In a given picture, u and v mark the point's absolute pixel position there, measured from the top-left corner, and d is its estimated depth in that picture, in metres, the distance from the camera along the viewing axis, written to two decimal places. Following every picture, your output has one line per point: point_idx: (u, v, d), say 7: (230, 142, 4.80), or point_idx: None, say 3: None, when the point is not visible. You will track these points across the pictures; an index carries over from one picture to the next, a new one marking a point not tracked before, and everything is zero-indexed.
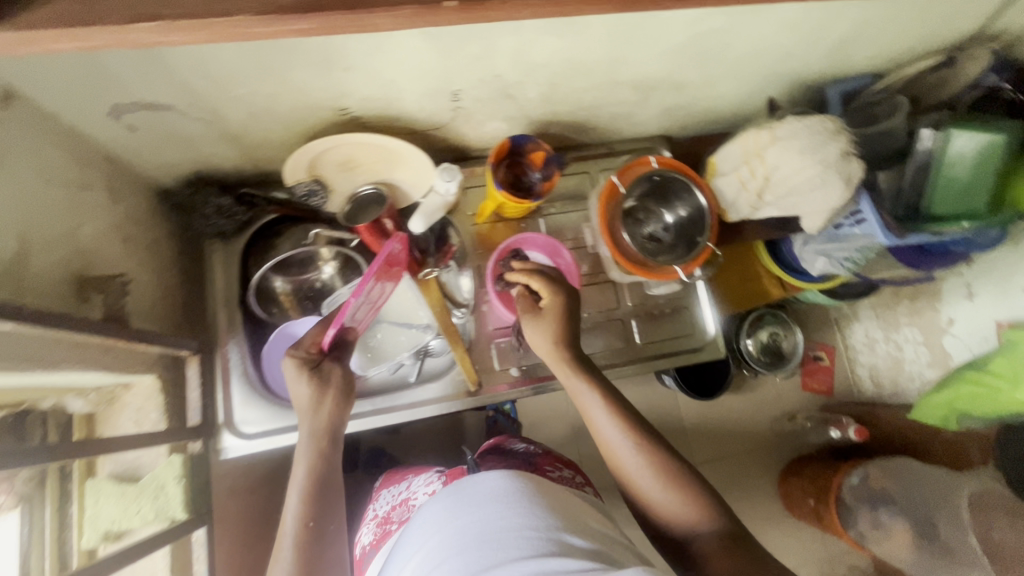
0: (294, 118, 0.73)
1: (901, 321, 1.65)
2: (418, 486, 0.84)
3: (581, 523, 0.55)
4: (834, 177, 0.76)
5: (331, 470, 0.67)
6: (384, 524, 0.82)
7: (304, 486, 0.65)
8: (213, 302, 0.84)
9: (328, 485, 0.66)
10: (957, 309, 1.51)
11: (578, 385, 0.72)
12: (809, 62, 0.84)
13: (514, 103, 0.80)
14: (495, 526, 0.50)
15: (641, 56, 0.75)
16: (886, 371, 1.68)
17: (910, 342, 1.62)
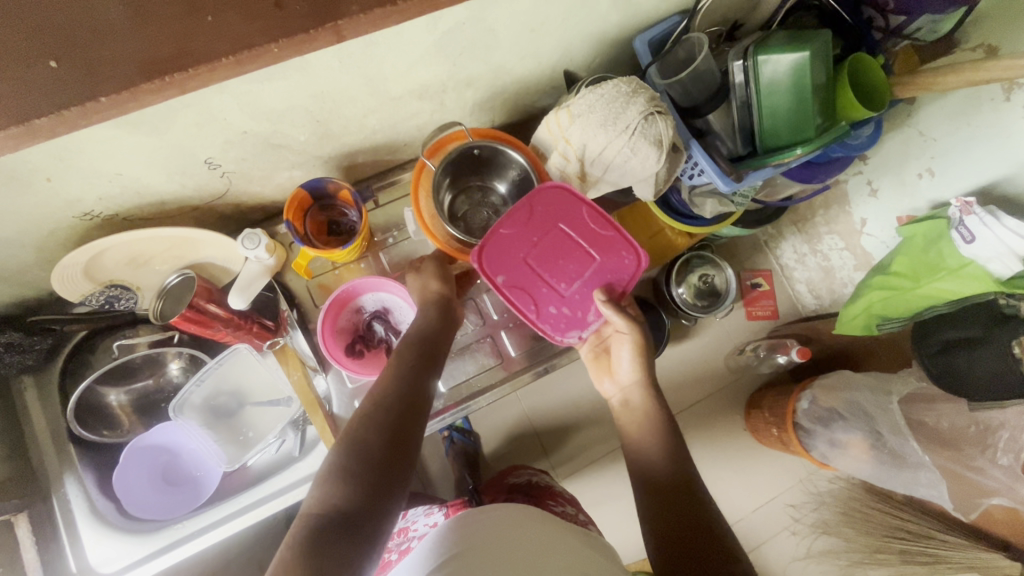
0: (34, 233, 0.65)
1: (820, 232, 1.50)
2: (419, 518, 0.91)
3: (571, 550, 0.61)
4: (643, 144, 0.71)
5: (436, 340, 0.72)
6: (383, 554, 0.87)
7: (418, 344, 0.70)
8: (39, 441, 0.77)
9: (430, 364, 0.69)
10: (866, 208, 1.37)
11: (638, 389, 0.77)
12: (600, 21, 0.77)
13: (288, 149, 0.72)
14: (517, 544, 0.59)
15: (402, 69, 0.67)
16: (821, 282, 1.54)
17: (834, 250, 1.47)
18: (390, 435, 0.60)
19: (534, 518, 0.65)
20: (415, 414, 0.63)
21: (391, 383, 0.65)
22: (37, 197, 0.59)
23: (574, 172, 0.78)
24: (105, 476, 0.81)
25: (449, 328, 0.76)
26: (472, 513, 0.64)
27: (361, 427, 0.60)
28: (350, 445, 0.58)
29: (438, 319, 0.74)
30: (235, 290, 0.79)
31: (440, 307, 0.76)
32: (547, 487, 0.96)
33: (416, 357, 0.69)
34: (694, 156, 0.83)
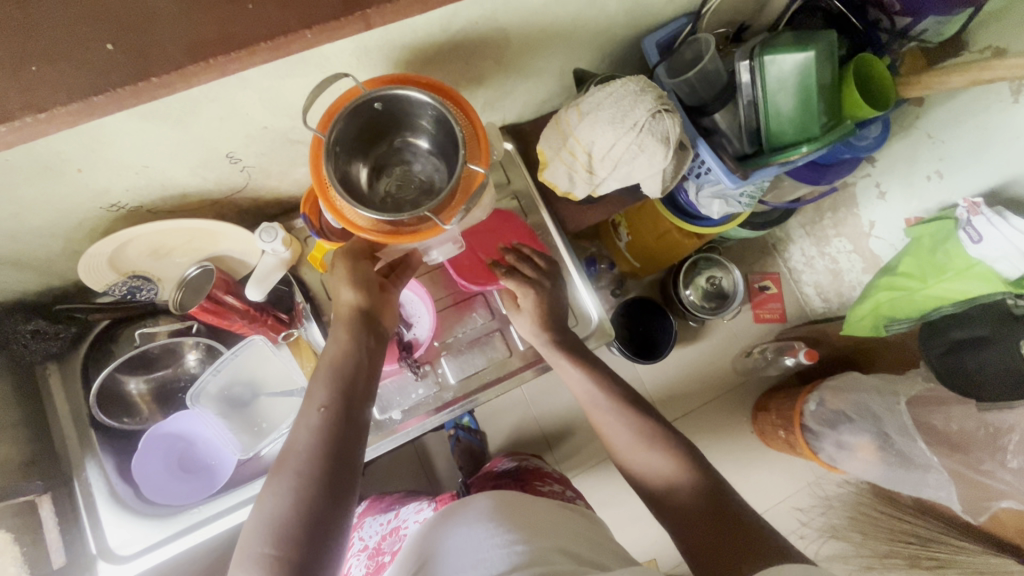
0: (63, 224, 0.68)
1: (828, 234, 1.51)
2: (408, 514, 0.92)
3: (571, 533, 0.63)
4: (650, 140, 0.73)
5: (356, 373, 0.63)
6: (377, 556, 0.87)
7: (334, 384, 0.62)
8: (61, 427, 0.80)
9: (353, 406, 0.62)
10: (874, 211, 1.38)
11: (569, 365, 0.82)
12: (609, 22, 0.79)
13: (306, 145, 0.75)
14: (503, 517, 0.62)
15: (416, 67, 0.69)
16: (830, 285, 1.55)
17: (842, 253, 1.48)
18: (310, 508, 0.55)
19: (530, 501, 0.67)
20: (340, 474, 0.57)
21: (307, 442, 0.58)
22: (67, 188, 0.62)
23: (582, 168, 0.78)
24: (124, 461, 0.83)
25: (375, 353, 0.67)
26: (460, 504, 0.67)
27: (276, 503, 0.55)
28: (268, 526, 0.54)
29: (359, 346, 0.65)
30: (252, 282, 0.82)
31: (359, 327, 0.66)
32: (533, 469, 0.97)
33: (330, 403, 0.60)
34: (702, 155, 0.84)
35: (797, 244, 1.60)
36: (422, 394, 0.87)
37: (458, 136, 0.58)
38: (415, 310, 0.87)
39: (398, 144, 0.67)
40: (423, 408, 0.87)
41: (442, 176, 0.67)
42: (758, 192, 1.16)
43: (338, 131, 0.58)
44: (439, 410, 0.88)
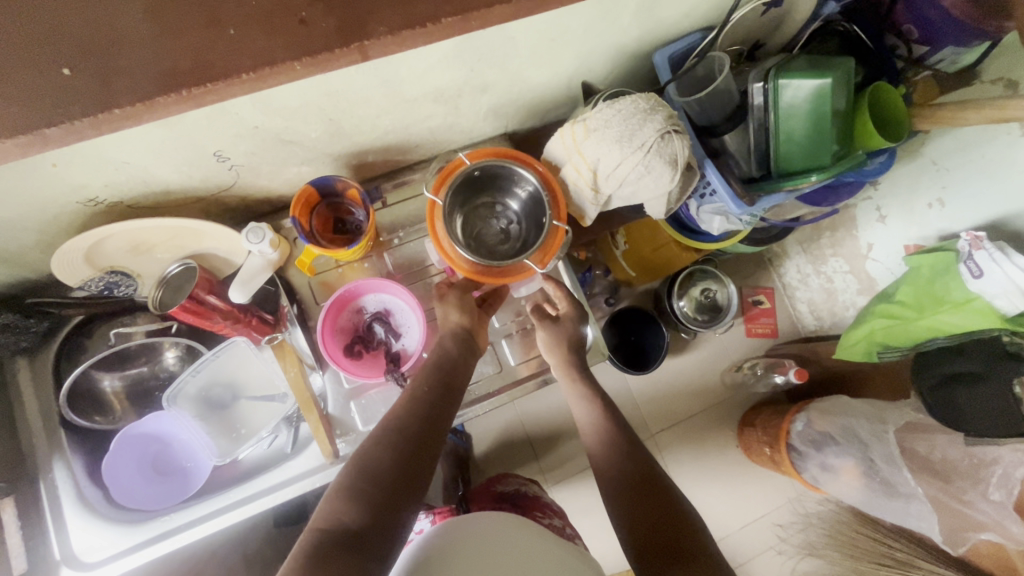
0: (37, 218, 0.64)
1: (825, 253, 1.50)
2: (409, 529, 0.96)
3: (560, 559, 0.62)
4: (658, 162, 0.70)
5: (456, 367, 0.73)
6: None
7: (436, 370, 0.71)
8: (29, 425, 0.76)
9: (449, 395, 0.70)
10: (874, 233, 1.37)
11: (585, 390, 0.78)
12: (621, 34, 0.76)
13: (298, 145, 0.71)
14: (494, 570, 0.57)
15: (417, 74, 0.66)
16: (824, 305, 1.55)
17: (838, 273, 1.47)
18: (396, 462, 0.60)
19: (527, 527, 0.65)
20: (426, 445, 0.63)
21: (408, 409, 0.66)
22: (40, 181, 0.58)
23: (587, 185, 0.76)
24: (94, 462, 0.80)
25: (467, 361, 0.75)
26: (459, 519, 0.64)
27: (371, 450, 0.60)
28: (359, 466, 0.59)
29: (458, 343, 0.76)
30: (236, 283, 0.79)
31: (462, 332, 0.77)
32: (535, 499, 0.97)
33: (430, 387, 0.69)
34: (709, 177, 0.82)
35: (793, 261, 1.59)
36: None
37: (546, 200, 0.74)
38: (405, 322, 0.84)
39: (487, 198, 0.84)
40: None
41: (522, 225, 0.83)
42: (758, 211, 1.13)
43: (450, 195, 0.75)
44: None
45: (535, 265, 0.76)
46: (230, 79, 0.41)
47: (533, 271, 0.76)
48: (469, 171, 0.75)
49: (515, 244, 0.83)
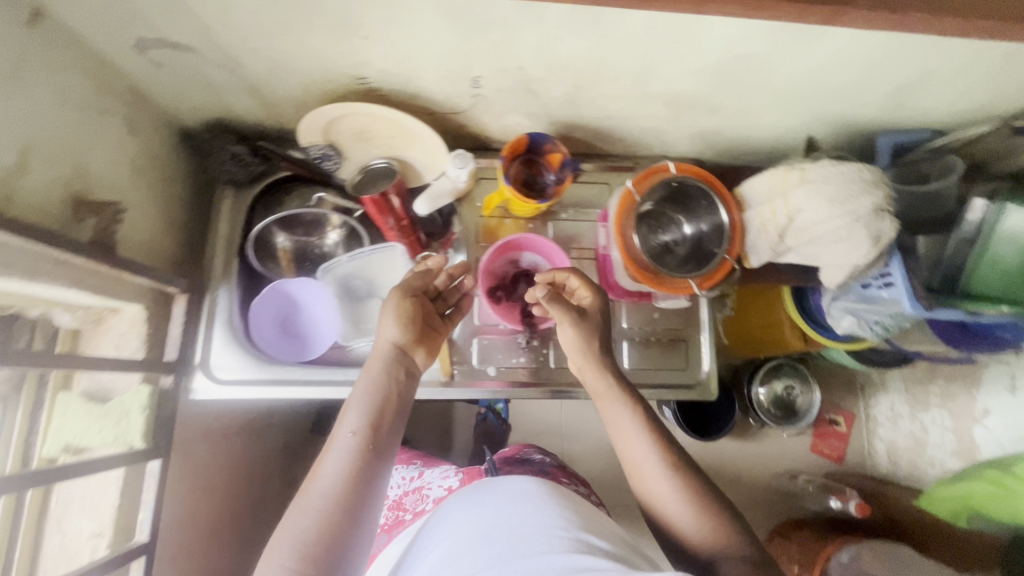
0: (314, 79, 0.73)
1: (929, 401, 1.42)
2: (432, 477, 0.98)
3: (605, 531, 0.63)
4: (860, 232, 0.71)
5: (392, 403, 0.66)
6: (397, 509, 0.95)
7: (364, 412, 0.64)
8: (215, 247, 0.86)
9: (381, 438, 0.64)
10: (995, 399, 1.25)
11: (637, 425, 0.69)
12: (860, 105, 0.78)
13: (536, 98, 0.77)
14: (532, 522, 0.61)
15: (673, 73, 0.71)
16: (907, 451, 1.47)
17: (937, 425, 1.39)
18: (338, 524, 0.57)
19: (577, 501, 0.69)
20: (365, 503, 0.59)
21: (339, 460, 0.60)
22: (342, 49, 0.66)
23: (774, 230, 0.77)
24: (248, 299, 0.90)
25: (407, 388, 0.69)
26: (499, 483, 0.72)
27: (303, 520, 0.56)
28: (297, 543, 0.55)
29: (383, 372, 0.68)
30: (424, 196, 0.87)
31: (392, 360, 0.70)
32: (558, 468, 0.98)
33: (361, 429, 0.63)
34: (891, 270, 0.79)
35: (888, 396, 1.53)
36: (520, 362, 0.89)
37: (730, 233, 0.77)
38: None
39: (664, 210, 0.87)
40: (501, 376, 0.88)
41: (685, 247, 0.86)
42: (893, 326, 1.10)
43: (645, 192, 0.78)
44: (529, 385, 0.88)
45: (694, 286, 0.79)
46: None
47: (690, 291, 0.79)
48: (669, 179, 0.79)
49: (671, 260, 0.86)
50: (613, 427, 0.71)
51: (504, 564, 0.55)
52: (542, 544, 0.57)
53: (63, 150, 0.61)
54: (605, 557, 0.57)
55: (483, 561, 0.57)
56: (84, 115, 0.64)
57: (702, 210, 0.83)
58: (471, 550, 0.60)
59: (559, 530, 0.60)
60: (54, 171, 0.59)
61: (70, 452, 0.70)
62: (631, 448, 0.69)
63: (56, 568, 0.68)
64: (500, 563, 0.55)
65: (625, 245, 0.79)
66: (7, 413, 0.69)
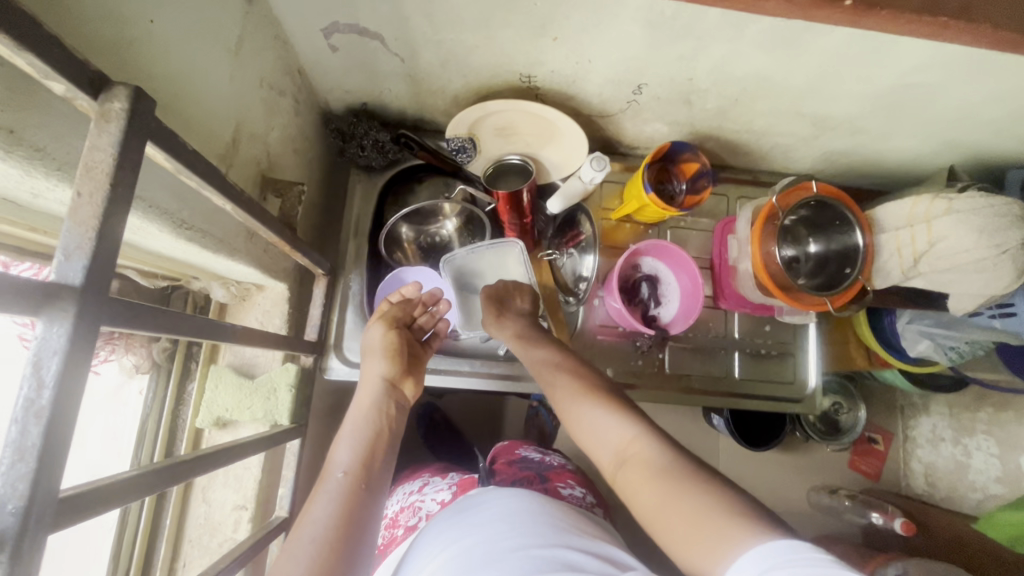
0: (479, 74, 0.74)
1: (976, 427, 1.43)
2: (430, 492, 0.82)
3: (593, 547, 0.57)
4: (1006, 265, 0.72)
5: (379, 439, 0.67)
6: (392, 527, 0.79)
7: (354, 448, 0.65)
8: (345, 230, 0.87)
9: (371, 476, 0.63)
10: None
11: (570, 398, 0.70)
12: (1002, 140, 0.80)
13: (688, 109, 0.79)
14: (501, 544, 0.54)
15: (835, 95, 0.73)
16: (946, 473, 1.49)
17: (981, 451, 1.41)
18: (336, 554, 0.54)
19: (564, 515, 0.63)
20: (365, 529, 0.58)
21: (328, 500, 0.59)
22: (528, 48, 0.67)
23: (911, 254, 0.79)
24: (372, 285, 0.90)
25: (398, 420, 0.71)
26: (468, 507, 0.65)
27: (294, 566, 0.53)
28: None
29: (372, 403, 0.70)
30: (557, 195, 0.88)
31: (380, 392, 0.72)
32: (558, 471, 0.87)
33: (353, 468, 0.63)
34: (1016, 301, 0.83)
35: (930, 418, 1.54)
36: (639, 365, 0.90)
37: (870, 255, 0.79)
38: (669, 293, 0.89)
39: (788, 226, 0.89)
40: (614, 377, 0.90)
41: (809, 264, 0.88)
42: (968, 354, 1.12)
43: (789, 209, 0.80)
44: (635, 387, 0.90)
45: (826, 303, 0.81)
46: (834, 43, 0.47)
47: (821, 308, 0.81)
48: (810, 198, 0.81)
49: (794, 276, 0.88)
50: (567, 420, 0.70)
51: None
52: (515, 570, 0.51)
53: (257, 129, 0.61)
54: None
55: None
56: (271, 95, 0.65)
57: (833, 231, 0.85)
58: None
59: (535, 550, 0.53)
60: (250, 150, 0.60)
61: (219, 425, 0.72)
62: (573, 421, 0.69)
63: (203, 536, 0.71)
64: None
65: (762, 258, 0.80)
66: (160, 381, 0.72)
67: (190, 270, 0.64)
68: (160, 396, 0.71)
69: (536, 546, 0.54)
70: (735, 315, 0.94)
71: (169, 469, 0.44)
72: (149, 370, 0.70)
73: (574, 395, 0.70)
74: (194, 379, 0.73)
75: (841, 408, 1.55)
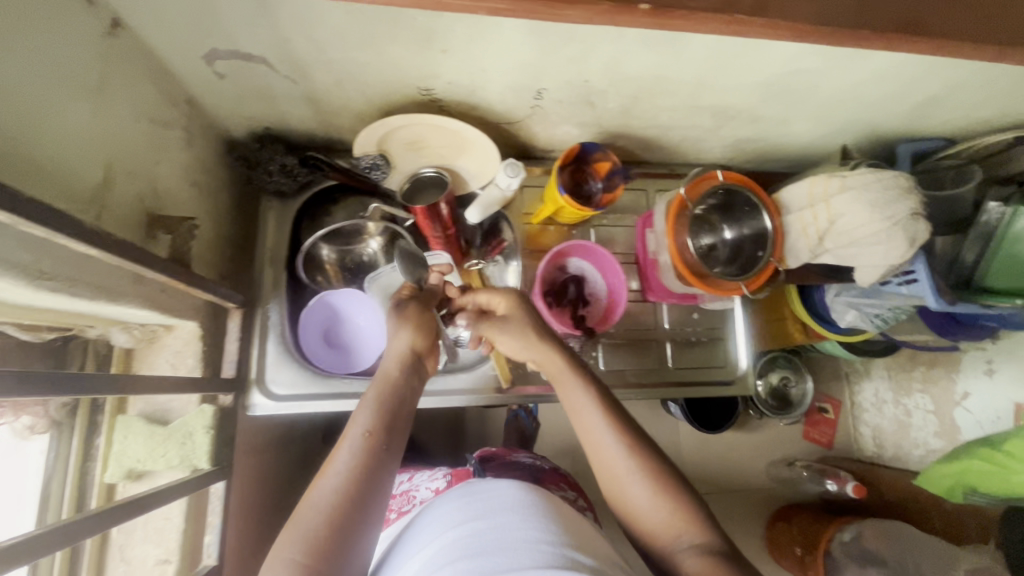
0: (378, 91, 0.73)
1: (911, 386, 1.49)
2: (421, 481, 0.87)
3: (589, 546, 0.58)
4: (899, 235, 0.76)
5: (404, 405, 0.66)
6: (387, 511, 0.84)
7: (376, 411, 0.63)
8: (260, 259, 0.84)
9: (394, 436, 0.62)
10: (973, 383, 1.33)
11: (593, 416, 0.66)
12: (889, 117, 0.84)
13: (592, 110, 0.80)
14: (511, 533, 0.55)
15: (727, 87, 0.75)
16: (892, 435, 1.56)
17: (920, 409, 1.47)
18: (336, 530, 0.54)
19: (562, 511, 0.64)
20: (370, 500, 0.57)
21: (344, 459, 0.58)
22: (419, 62, 0.66)
23: (815, 233, 0.82)
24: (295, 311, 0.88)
25: (417, 391, 0.70)
26: (477, 489, 0.65)
27: (309, 517, 0.54)
28: (300, 537, 0.53)
29: (400, 377, 0.69)
30: (475, 204, 0.88)
31: (408, 363, 0.71)
32: (548, 473, 0.95)
33: (374, 428, 0.61)
34: (916, 269, 0.86)
35: (873, 383, 1.61)
36: (573, 364, 0.91)
37: (777, 238, 0.82)
38: (597, 292, 0.91)
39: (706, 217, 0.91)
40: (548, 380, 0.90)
41: (727, 252, 0.90)
42: (894, 319, 1.17)
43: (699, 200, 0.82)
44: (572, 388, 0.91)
45: (742, 288, 0.83)
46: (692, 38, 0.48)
47: (738, 293, 0.83)
48: (717, 187, 0.83)
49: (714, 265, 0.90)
50: (583, 435, 0.67)
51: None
52: (524, 558, 0.52)
53: (135, 165, 0.59)
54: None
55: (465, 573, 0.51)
56: (151, 128, 0.62)
57: (745, 218, 0.88)
58: (446, 562, 0.54)
59: (544, 544, 0.54)
60: (129, 189, 0.57)
61: (133, 477, 0.68)
62: (594, 445, 0.66)
63: None
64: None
65: (677, 250, 0.82)
66: (62, 439, 0.67)
67: (78, 318, 0.61)
68: (63, 455, 0.66)
69: (549, 542, 0.54)
70: (664, 306, 0.96)
71: (30, 541, 0.42)
72: (49, 429, 0.65)
73: (602, 421, 0.66)
74: (102, 433, 0.69)
75: (789, 381, 1.59)
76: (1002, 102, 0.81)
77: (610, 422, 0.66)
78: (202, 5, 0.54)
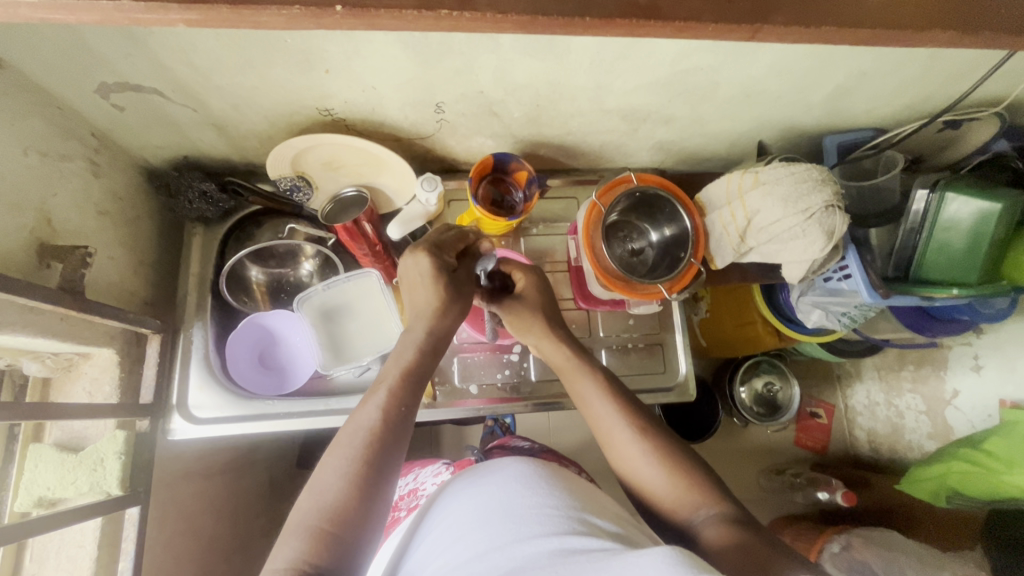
0: (278, 113, 0.74)
1: (902, 386, 1.39)
2: (426, 477, 0.85)
3: (600, 507, 0.58)
4: (815, 229, 0.74)
5: (425, 367, 0.66)
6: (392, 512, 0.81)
7: (399, 372, 0.63)
8: (188, 283, 0.87)
9: (410, 400, 0.62)
10: (962, 380, 1.24)
11: (610, 417, 0.67)
12: (805, 109, 0.83)
13: (499, 119, 0.80)
14: (518, 502, 0.55)
15: (626, 89, 0.74)
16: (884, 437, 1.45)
17: (911, 409, 1.36)
18: (358, 495, 0.54)
19: (567, 477, 0.62)
20: (390, 461, 0.57)
21: (368, 420, 0.58)
22: (308, 82, 0.68)
23: (735, 232, 0.81)
24: (222, 332, 0.90)
25: (432, 357, 0.67)
26: (486, 466, 0.64)
27: (325, 481, 0.55)
28: (320, 501, 0.53)
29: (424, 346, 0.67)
30: (395, 220, 0.87)
31: (434, 331, 0.68)
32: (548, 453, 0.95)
33: (390, 394, 0.61)
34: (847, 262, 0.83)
35: (864, 384, 1.50)
36: (500, 376, 0.90)
37: (693, 239, 0.80)
38: None
39: (632, 224, 0.91)
40: (477, 395, 0.89)
41: (655, 256, 0.89)
42: (861, 318, 1.07)
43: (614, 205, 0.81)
44: (508, 401, 0.90)
45: (664, 290, 0.81)
46: (477, 19, 0.43)
47: (661, 295, 0.81)
48: (631, 189, 0.83)
49: (642, 272, 0.88)
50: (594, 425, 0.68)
51: (492, 552, 0.49)
52: (533, 525, 0.51)
53: (21, 196, 0.61)
54: (608, 539, 0.50)
55: (474, 547, 0.50)
56: (45, 160, 0.64)
57: (669, 220, 0.86)
58: (460, 535, 0.54)
59: (552, 509, 0.54)
60: (10, 222, 0.59)
61: (44, 505, 0.68)
62: (600, 427, 0.68)
63: None
64: (489, 552, 0.49)
65: (594, 254, 0.81)
66: None
67: None
68: None
69: (558, 507, 0.54)
70: (599, 312, 0.94)
71: None
72: None
73: (620, 422, 0.66)
74: (15, 463, 0.70)
75: (773, 386, 1.47)
76: (918, 87, 0.79)
77: (617, 409, 0.67)
78: (76, 41, 0.57)
